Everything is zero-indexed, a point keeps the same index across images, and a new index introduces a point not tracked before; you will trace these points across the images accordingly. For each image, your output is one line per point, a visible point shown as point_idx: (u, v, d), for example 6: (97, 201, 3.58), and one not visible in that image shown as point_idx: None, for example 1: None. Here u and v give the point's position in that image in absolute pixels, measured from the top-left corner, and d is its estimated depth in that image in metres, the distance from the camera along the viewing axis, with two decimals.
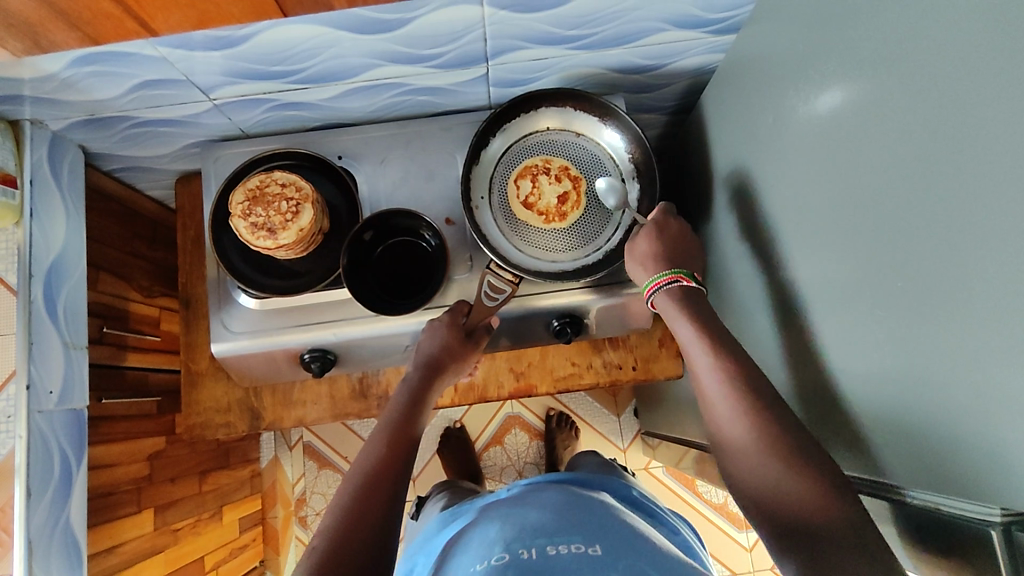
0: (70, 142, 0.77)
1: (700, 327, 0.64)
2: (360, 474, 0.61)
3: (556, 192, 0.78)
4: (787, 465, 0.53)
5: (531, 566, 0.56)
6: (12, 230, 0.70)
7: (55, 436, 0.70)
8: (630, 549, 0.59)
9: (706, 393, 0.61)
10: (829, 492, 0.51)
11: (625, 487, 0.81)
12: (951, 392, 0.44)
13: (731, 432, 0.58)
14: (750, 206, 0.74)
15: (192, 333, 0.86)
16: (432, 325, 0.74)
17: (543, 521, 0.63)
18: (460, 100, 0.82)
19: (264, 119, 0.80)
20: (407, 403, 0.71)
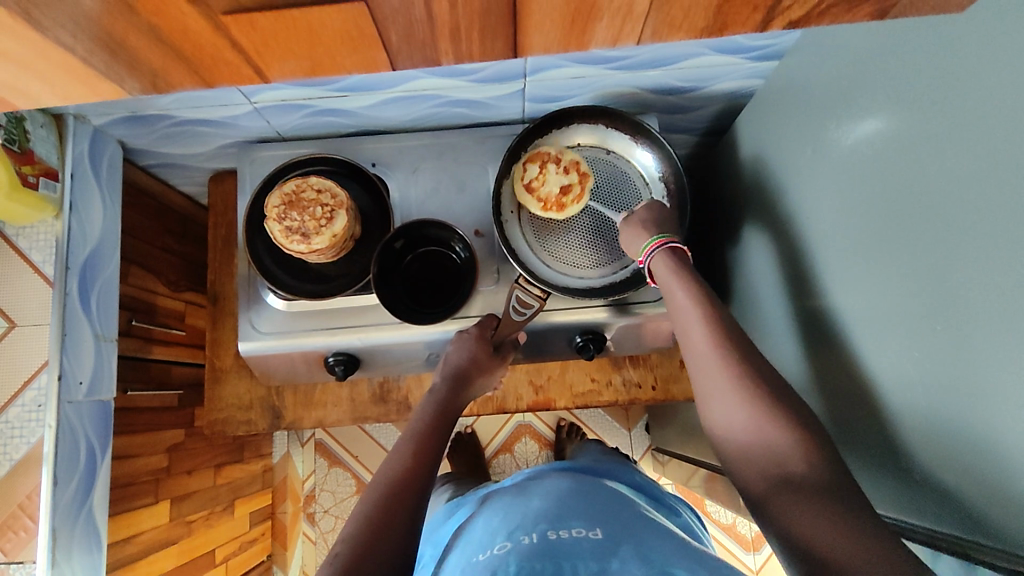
0: (111, 137, 0.78)
1: (692, 291, 0.63)
2: (385, 482, 0.62)
3: (560, 182, 0.76)
4: (771, 420, 0.53)
5: (531, 551, 0.56)
6: (52, 222, 0.72)
7: (83, 426, 0.71)
8: (636, 534, 0.58)
9: (692, 351, 0.61)
10: (814, 449, 0.50)
11: (629, 474, 0.80)
12: (993, 440, 0.43)
13: (713, 383, 0.58)
14: (780, 235, 0.74)
15: (218, 329, 0.87)
16: (461, 337, 0.75)
17: (544, 508, 0.63)
18: (495, 113, 0.82)
19: (301, 123, 0.81)
20: (433, 414, 0.72)
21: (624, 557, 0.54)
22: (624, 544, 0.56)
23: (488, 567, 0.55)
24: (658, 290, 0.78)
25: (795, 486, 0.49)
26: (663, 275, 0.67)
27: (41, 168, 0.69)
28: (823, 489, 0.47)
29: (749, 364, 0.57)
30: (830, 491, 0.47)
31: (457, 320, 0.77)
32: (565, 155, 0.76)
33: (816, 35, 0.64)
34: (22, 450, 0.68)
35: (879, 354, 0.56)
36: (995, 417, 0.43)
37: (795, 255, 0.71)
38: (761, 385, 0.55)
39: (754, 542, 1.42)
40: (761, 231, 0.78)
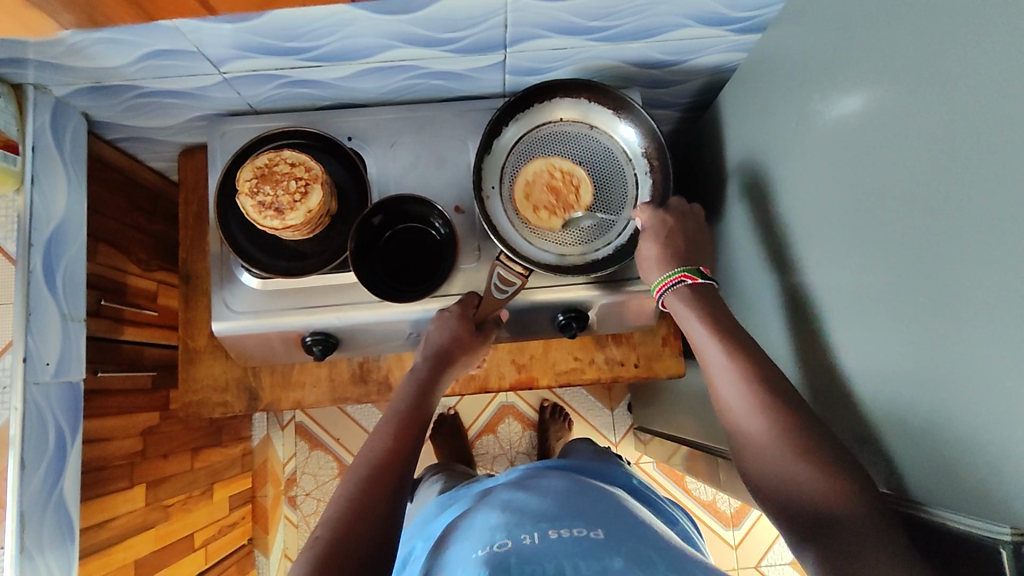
0: (74, 109, 0.75)
1: (712, 326, 0.64)
2: (366, 465, 0.61)
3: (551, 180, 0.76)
4: (810, 471, 0.53)
5: (532, 551, 0.56)
6: (12, 196, 0.68)
7: (51, 408, 0.69)
8: (630, 532, 0.58)
9: (721, 392, 0.61)
10: (856, 496, 0.50)
11: (625, 475, 0.81)
12: (971, 411, 0.44)
13: (754, 429, 0.57)
14: (762, 210, 0.73)
15: (191, 309, 0.85)
16: (443, 316, 0.74)
17: (545, 508, 0.63)
18: (475, 86, 0.80)
19: (274, 95, 0.78)
20: (417, 394, 0.71)
21: (625, 558, 0.54)
22: (622, 545, 0.56)
23: (488, 565, 0.55)
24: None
25: (840, 536, 0.49)
26: (682, 318, 0.66)
27: None
28: (867, 540, 0.48)
29: (780, 411, 0.56)
30: (878, 539, 0.47)
31: (437, 300, 0.76)
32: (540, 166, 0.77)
33: (799, 6, 0.63)
34: None
35: (859, 327, 0.56)
36: (975, 386, 0.43)
37: (777, 229, 0.70)
38: (795, 433, 0.55)
39: (735, 517, 1.44)
40: (743, 206, 0.78)
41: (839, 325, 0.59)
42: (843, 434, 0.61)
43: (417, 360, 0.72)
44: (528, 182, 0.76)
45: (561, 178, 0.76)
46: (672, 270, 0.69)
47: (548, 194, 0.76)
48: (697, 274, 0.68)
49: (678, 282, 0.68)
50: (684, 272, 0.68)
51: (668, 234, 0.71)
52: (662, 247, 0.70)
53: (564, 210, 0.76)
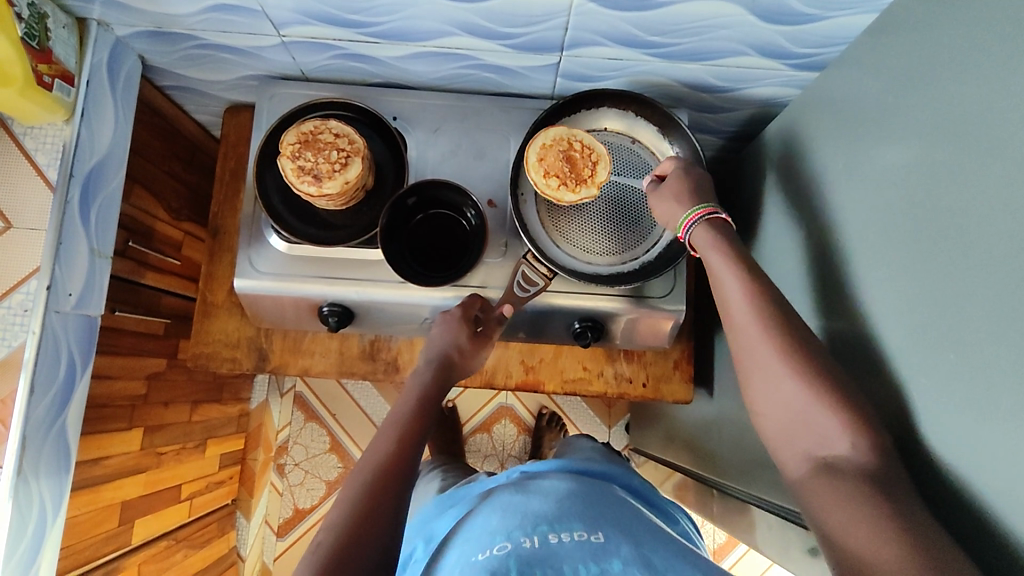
0: (132, 51, 0.76)
1: (733, 257, 0.62)
2: (371, 469, 0.59)
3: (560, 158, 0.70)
4: (820, 408, 0.52)
5: (531, 556, 0.56)
6: (60, 126, 0.69)
7: (66, 338, 0.69)
8: (630, 530, 0.60)
9: (739, 329, 0.59)
10: (866, 437, 0.50)
11: (627, 475, 0.80)
12: (997, 474, 0.43)
13: (764, 357, 0.56)
14: (792, 249, 0.73)
15: (215, 263, 0.86)
16: (445, 319, 0.73)
17: (542, 509, 0.63)
18: (525, 85, 0.80)
19: (327, 65, 0.79)
20: (426, 395, 0.69)
21: (630, 561, 0.55)
22: (623, 545, 0.57)
23: (488, 568, 0.54)
24: (663, 287, 0.77)
25: (841, 476, 0.49)
26: (706, 247, 0.64)
27: (57, 70, 0.66)
28: (870, 482, 0.48)
29: (802, 349, 0.55)
30: (881, 482, 0.48)
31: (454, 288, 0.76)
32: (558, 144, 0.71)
33: (861, 51, 0.62)
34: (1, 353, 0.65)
35: (881, 378, 0.55)
36: (1006, 458, 0.42)
37: (806, 270, 0.70)
38: (808, 373, 0.54)
39: (717, 552, 1.43)
40: (774, 242, 0.77)
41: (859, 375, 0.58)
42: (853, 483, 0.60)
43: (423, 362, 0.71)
44: (547, 143, 0.71)
45: (580, 150, 0.71)
46: (693, 206, 0.66)
47: (562, 163, 0.70)
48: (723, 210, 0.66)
49: (705, 216, 0.65)
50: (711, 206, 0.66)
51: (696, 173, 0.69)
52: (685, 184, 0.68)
53: (574, 184, 0.70)
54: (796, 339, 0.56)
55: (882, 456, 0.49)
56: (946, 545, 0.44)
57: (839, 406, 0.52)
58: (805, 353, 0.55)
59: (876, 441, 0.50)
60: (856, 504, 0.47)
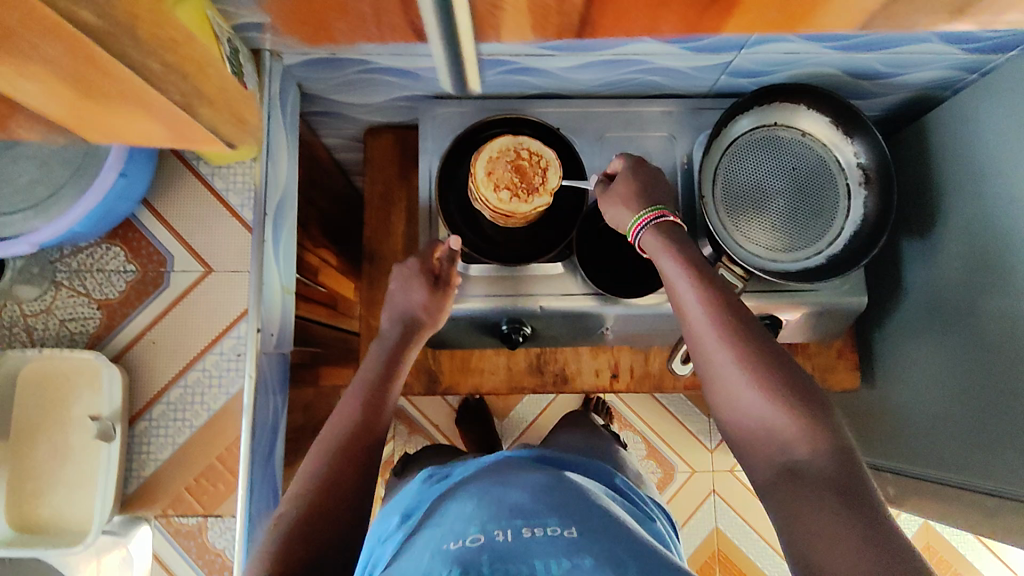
0: (293, 80, 0.74)
1: (682, 259, 0.59)
2: (328, 451, 0.58)
3: (514, 175, 0.68)
4: (778, 408, 0.50)
5: (503, 553, 0.50)
6: (249, 164, 0.67)
7: (270, 379, 0.68)
8: (606, 527, 0.54)
9: (691, 327, 0.57)
10: (825, 439, 0.49)
11: (609, 472, 0.75)
12: None
13: (713, 346, 0.54)
14: (977, 231, 0.72)
15: (374, 288, 0.86)
16: (403, 273, 0.75)
17: (520, 498, 0.57)
18: (686, 85, 0.79)
19: (488, 81, 0.77)
20: (379, 380, 0.67)
21: (598, 559, 0.49)
22: (597, 543, 0.51)
23: (458, 563, 0.49)
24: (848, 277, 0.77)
25: (802, 478, 0.47)
26: (654, 252, 0.61)
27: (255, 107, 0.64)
28: (829, 485, 0.46)
29: (764, 350, 0.53)
30: (839, 484, 0.46)
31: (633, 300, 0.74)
32: (525, 156, 0.69)
33: None
34: (221, 400, 0.64)
35: None
36: None
37: (1001, 254, 0.70)
38: (783, 381, 0.51)
39: None
40: (947, 224, 0.77)
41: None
42: None
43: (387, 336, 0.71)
44: (493, 156, 0.69)
45: (528, 158, 0.69)
46: (644, 208, 0.63)
47: (511, 174, 0.68)
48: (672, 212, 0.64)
49: (657, 219, 0.62)
50: (662, 209, 0.63)
51: (638, 167, 0.68)
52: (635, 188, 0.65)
53: (526, 193, 0.68)
54: (767, 345, 0.54)
55: (837, 460, 0.48)
56: (898, 539, 0.42)
57: (801, 412, 0.50)
58: (762, 353, 0.53)
59: (835, 446, 0.48)
60: (822, 505, 0.45)
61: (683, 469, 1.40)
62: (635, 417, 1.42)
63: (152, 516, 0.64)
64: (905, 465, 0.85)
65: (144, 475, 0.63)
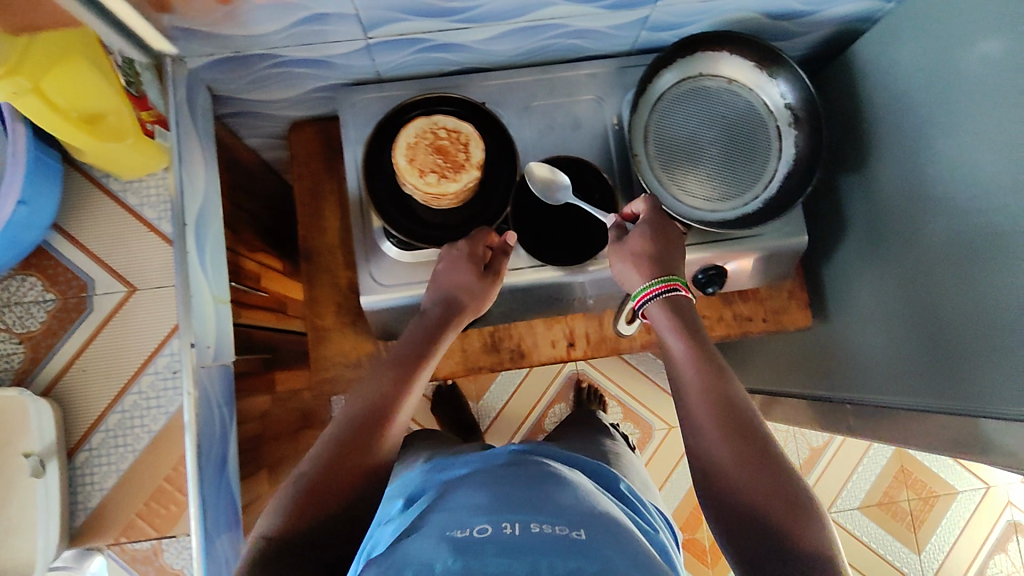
0: (201, 83, 0.70)
1: (689, 341, 0.63)
2: (357, 413, 0.60)
3: (438, 157, 0.66)
4: (768, 484, 0.52)
5: (508, 545, 0.47)
6: (162, 175, 0.64)
7: (213, 393, 0.67)
8: (615, 532, 0.50)
9: (689, 402, 0.59)
10: (809, 524, 0.50)
11: (613, 479, 0.70)
12: None
13: (706, 419, 0.57)
14: (908, 160, 0.73)
15: (314, 286, 0.84)
16: (451, 256, 0.70)
17: (528, 496, 0.54)
18: (608, 45, 0.78)
19: (404, 62, 0.74)
20: (420, 351, 0.67)
21: (607, 562, 0.45)
22: (608, 549, 0.47)
23: (458, 549, 0.46)
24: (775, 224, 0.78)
25: (787, 555, 0.49)
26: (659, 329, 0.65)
27: (156, 115, 0.61)
28: (812, 568, 0.48)
29: (758, 434, 0.56)
30: (822, 571, 0.47)
31: (572, 269, 0.73)
32: (443, 133, 0.67)
33: None
34: (161, 421, 0.63)
35: None
36: None
37: (931, 185, 0.70)
38: (774, 466, 0.54)
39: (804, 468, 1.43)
40: (879, 156, 0.77)
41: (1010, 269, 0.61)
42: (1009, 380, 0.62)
43: (427, 309, 0.70)
44: (410, 143, 0.66)
45: (448, 137, 0.67)
46: (657, 276, 0.66)
47: (433, 156, 0.66)
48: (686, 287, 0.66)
49: (665, 291, 0.65)
50: (674, 281, 0.65)
51: (658, 227, 0.68)
52: (651, 249, 0.67)
53: (453, 172, 0.66)
54: (760, 430, 0.56)
55: (823, 546, 0.49)
56: None
57: (791, 500, 0.52)
58: (756, 435, 0.56)
59: (823, 532, 0.50)
60: None
61: (660, 426, 1.41)
62: (607, 382, 1.42)
63: (105, 545, 0.62)
64: (865, 397, 0.85)
65: (91, 506, 0.61)
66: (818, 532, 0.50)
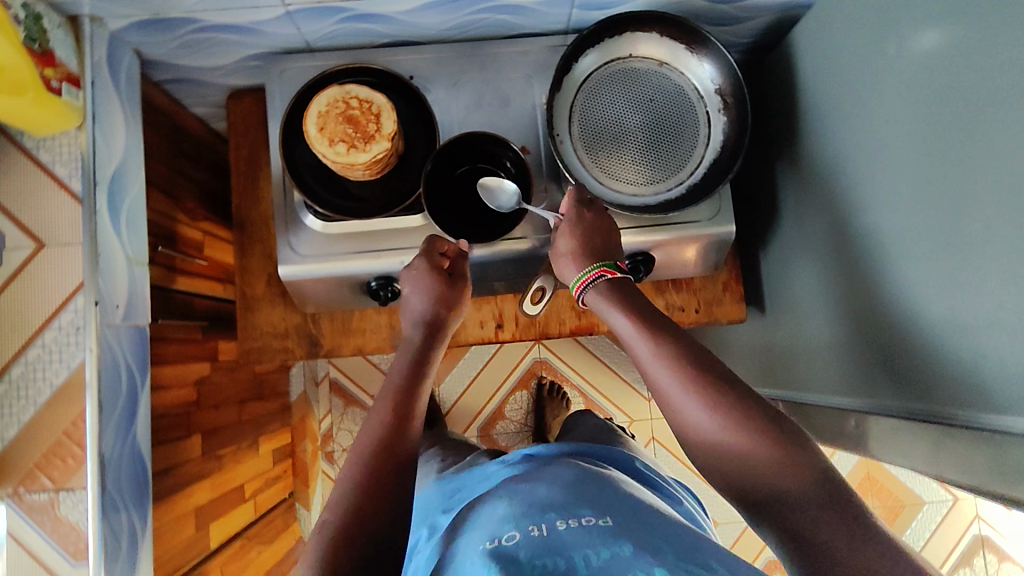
0: (126, 46, 0.71)
1: (634, 318, 0.62)
2: (373, 430, 0.61)
3: (348, 127, 0.66)
4: (743, 439, 0.52)
5: (542, 546, 0.49)
6: (74, 134, 0.65)
7: (122, 352, 0.68)
8: (636, 512, 0.53)
9: (658, 385, 0.58)
10: (803, 467, 0.50)
11: (629, 457, 0.72)
12: None
13: (669, 392, 0.57)
14: (839, 150, 0.71)
15: (246, 257, 0.84)
16: (412, 275, 0.71)
17: (551, 493, 0.56)
18: (540, 22, 0.77)
19: (333, 31, 0.74)
20: (416, 362, 0.68)
21: (635, 544, 0.48)
22: (627, 529, 0.50)
23: (492, 560, 0.49)
24: (700, 211, 0.77)
25: (792, 503, 0.49)
26: (605, 312, 0.65)
27: (63, 73, 0.62)
28: (821, 507, 0.48)
29: (714, 384, 0.55)
30: (826, 506, 0.48)
31: (485, 246, 0.73)
32: (354, 103, 0.67)
33: None
34: (62, 375, 0.64)
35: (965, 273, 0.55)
36: None
37: (858, 176, 0.69)
38: (739, 414, 0.53)
39: None
40: (813, 146, 0.76)
41: (929, 262, 0.60)
42: (932, 378, 0.61)
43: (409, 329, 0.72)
44: (321, 111, 0.66)
45: (359, 107, 0.67)
46: (589, 266, 0.67)
47: (343, 125, 0.66)
48: (616, 269, 0.67)
49: (598, 278, 0.67)
50: (605, 266, 0.67)
51: (586, 223, 0.69)
52: (579, 245, 0.68)
53: (363, 142, 0.67)
54: (714, 379, 0.56)
55: (814, 476, 0.50)
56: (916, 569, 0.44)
57: (776, 445, 0.51)
58: (704, 391, 0.55)
59: (808, 462, 0.50)
60: (824, 530, 0.47)
61: (621, 418, 1.41)
62: (570, 371, 1.42)
63: (5, 495, 0.63)
64: (809, 394, 0.84)
65: None
66: (808, 465, 0.50)
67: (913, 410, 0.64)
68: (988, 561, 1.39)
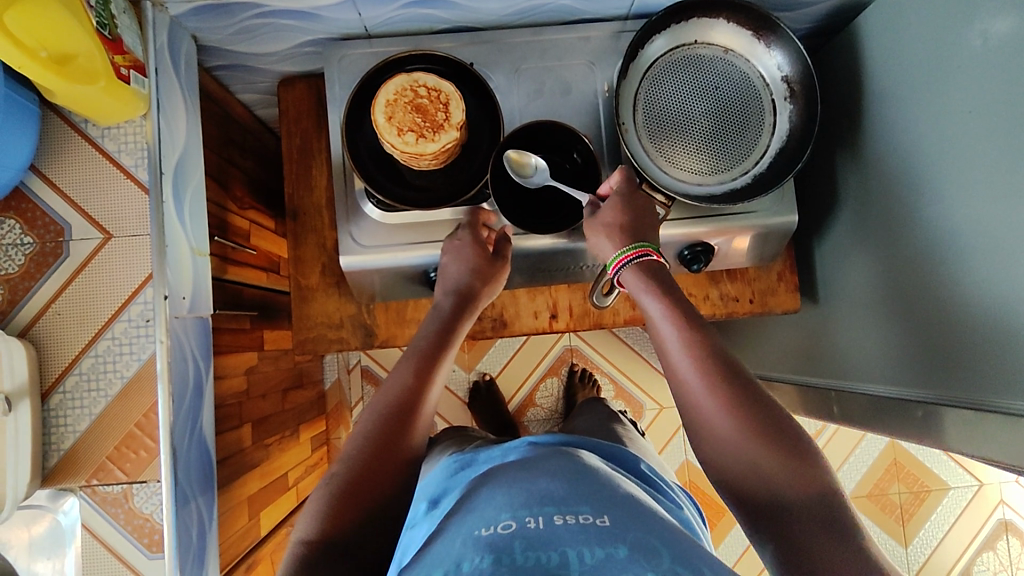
0: (185, 32, 0.70)
1: (665, 300, 0.61)
2: (379, 412, 0.58)
3: (416, 115, 0.65)
4: (758, 439, 0.52)
5: (535, 539, 0.43)
6: (140, 122, 0.64)
7: (188, 343, 0.67)
8: (638, 512, 0.46)
9: (677, 368, 0.58)
10: (814, 480, 0.50)
11: (636, 458, 0.65)
12: None
13: (686, 375, 0.56)
14: (904, 140, 0.70)
15: (300, 246, 0.83)
16: (455, 246, 0.72)
17: (553, 484, 0.49)
18: (601, 8, 0.75)
19: (394, 17, 0.73)
20: (425, 348, 0.65)
21: (632, 547, 0.41)
22: (630, 530, 0.43)
23: (490, 548, 0.42)
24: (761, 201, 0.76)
25: (789, 510, 0.49)
26: (631, 289, 0.64)
27: (130, 60, 0.60)
28: (819, 520, 0.47)
29: (736, 381, 0.55)
30: (825, 521, 0.47)
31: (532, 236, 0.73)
32: (422, 90, 0.66)
33: None
34: (133, 367, 0.63)
35: None
36: None
37: (924, 167, 0.68)
38: (756, 412, 0.53)
39: None
40: (877, 134, 0.74)
41: (1000, 249, 0.59)
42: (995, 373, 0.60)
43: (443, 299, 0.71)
44: (389, 99, 0.65)
45: (427, 95, 0.66)
46: (631, 243, 0.65)
47: (412, 114, 0.65)
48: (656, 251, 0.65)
49: (638, 257, 0.64)
50: (645, 247, 0.65)
51: (633, 205, 0.67)
52: (625, 222, 0.66)
53: (432, 131, 0.66)
54: (740, 378, 0.55)
55: (818, 490, 0.49)
56: None
57: (790, 449, 0.51)
58: (726, 382, 0.55)
59: (819, 477, 0.50)
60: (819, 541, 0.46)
61: (650, 406, 1.41)
62: (601, 359, 1.42)
63: (77, 487, 0.63)
64: (854, 384, 0.84)
65: (64, 449, 0.63)
66: (815, 480, 0.50)
67: (972, 401, 0.63)
68: (1011, 545, 1.39)
